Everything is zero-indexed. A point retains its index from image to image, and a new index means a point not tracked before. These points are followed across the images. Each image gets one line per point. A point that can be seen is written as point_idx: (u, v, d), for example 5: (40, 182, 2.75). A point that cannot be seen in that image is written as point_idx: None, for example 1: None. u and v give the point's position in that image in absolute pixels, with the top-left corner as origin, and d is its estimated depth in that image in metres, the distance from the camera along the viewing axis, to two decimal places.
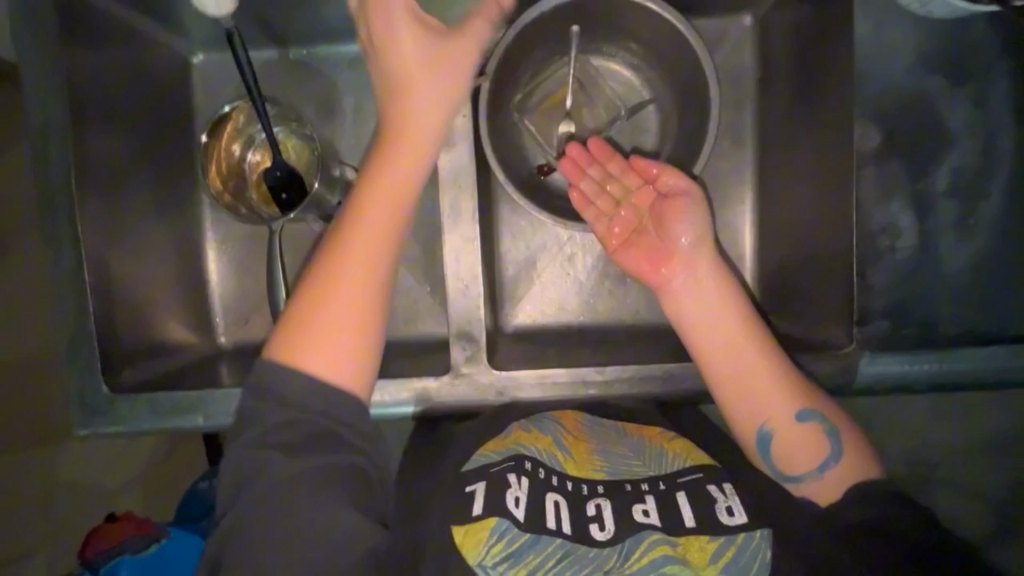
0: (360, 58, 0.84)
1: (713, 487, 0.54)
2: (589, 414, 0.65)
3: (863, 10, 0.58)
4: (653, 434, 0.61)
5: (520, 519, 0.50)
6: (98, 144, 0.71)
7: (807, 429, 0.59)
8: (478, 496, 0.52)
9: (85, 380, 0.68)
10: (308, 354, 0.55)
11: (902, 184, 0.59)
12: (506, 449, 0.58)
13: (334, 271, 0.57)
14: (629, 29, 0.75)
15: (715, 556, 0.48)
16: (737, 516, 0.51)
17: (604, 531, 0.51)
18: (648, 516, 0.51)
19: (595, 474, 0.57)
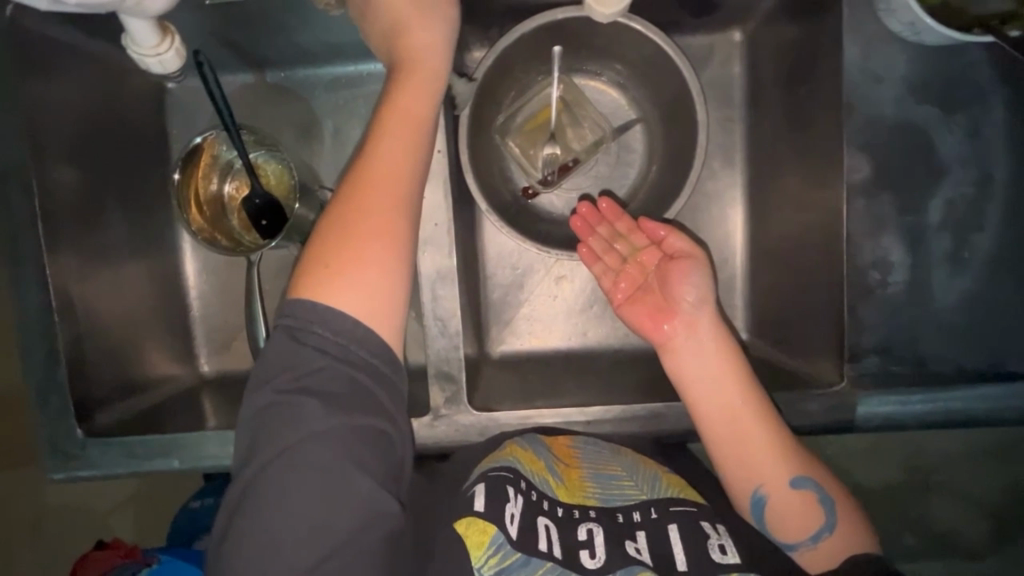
0: (338, 80, 0.82)
1: (706, 524, 0.54)
2: (583, 436, 0.65)
3: (850, 38, 0.56)
4: (646, 459, 0.62)
5: (513, 537, 0.51)
6: (68, 180, 0.70)
7: (803, 498, 0.59)
8: (479, 498, 0.53)
9: (60, 421, 0.67)
10: (338, 293, 0.50)
11: (892, 217, 0.57)
12: (501, 460, 0.59)
13: (366, 202, 0.53)
14: (614, 49, 0.73)
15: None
16: (729, 555, 0.51)
17: (594, 559, 0.51)
18: (640, 552, 0.52)
19: (588, 500, 0.58)
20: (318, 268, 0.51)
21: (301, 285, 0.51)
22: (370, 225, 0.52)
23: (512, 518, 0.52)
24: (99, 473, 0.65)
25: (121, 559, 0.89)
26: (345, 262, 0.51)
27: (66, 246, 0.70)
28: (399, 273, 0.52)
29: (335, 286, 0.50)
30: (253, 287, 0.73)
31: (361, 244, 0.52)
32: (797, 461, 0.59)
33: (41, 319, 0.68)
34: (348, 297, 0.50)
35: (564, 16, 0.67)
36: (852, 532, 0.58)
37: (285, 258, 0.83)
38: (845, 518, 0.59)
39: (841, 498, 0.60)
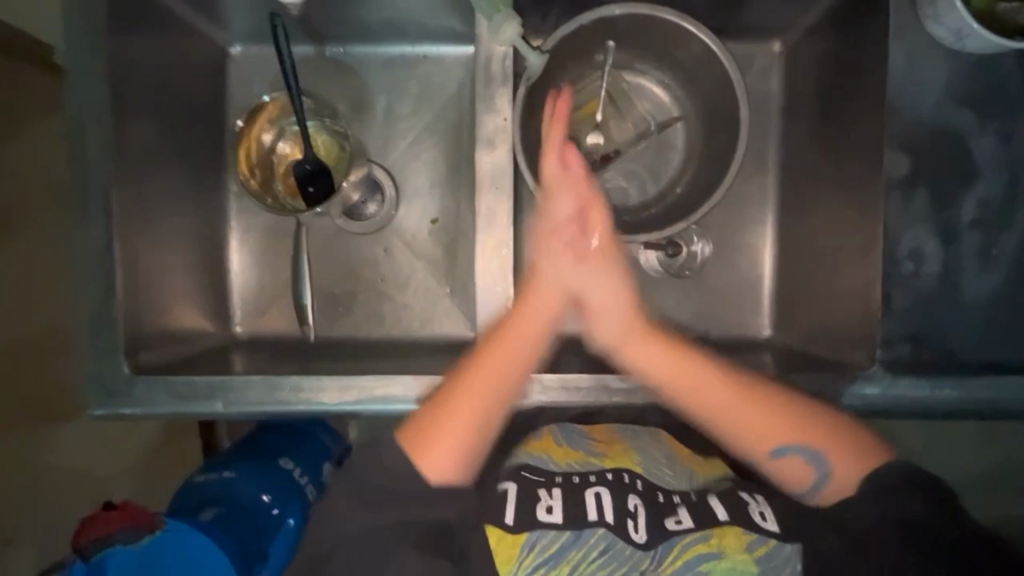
0: (396, 59, 0.85)
1: (744, 494, 0.59)
2: (619, 425, 0.70)
3: (897, 45, 0.60)
4: (683, 455, 0.68)
5: (557, 522, 0.55)
6: (137, 131, 0.72)
7: (788, 458, 0.60)
8: (509, 509, 0.56)
9: (105, 361, 0.67)
10: (434, 455, 0.58)
11: (930, 212, 0.60)
12: (536, 455, 0.64)
13: (466, 406, 0.60)
14: (666, 50, 0.76)
15: (752, 546, 0.53)
16: (769, 521, 0.56)
17: (639, 533, 0.55)
18: (681, 522, 0.55)
19: (633, 467, 0.63)
20: (422, 434, 0.59)
21: (409, 433, 0.60)
22: (467, 417, 0.60)
23: (550, 508, 0.56)
24: (143, 412, 0.66)
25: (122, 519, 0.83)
26: (442, 430, 0.59)
27: (129, 188, 0.71)
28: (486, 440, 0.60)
29: (427, 454, 0.58)
30: (302, 246, 0.76)
31: (455, 403, 0.60)
32: (779, 420, 0.60)
33: (100, 257, 0.68)
34: (436, 464, 0.58)
35: (624, 12, 0.70)
36: (862, 460, 0.59)
37: (325, 225, 0.87)
38: (846, 454, 0.59)
39: (834, 438, 0.59)
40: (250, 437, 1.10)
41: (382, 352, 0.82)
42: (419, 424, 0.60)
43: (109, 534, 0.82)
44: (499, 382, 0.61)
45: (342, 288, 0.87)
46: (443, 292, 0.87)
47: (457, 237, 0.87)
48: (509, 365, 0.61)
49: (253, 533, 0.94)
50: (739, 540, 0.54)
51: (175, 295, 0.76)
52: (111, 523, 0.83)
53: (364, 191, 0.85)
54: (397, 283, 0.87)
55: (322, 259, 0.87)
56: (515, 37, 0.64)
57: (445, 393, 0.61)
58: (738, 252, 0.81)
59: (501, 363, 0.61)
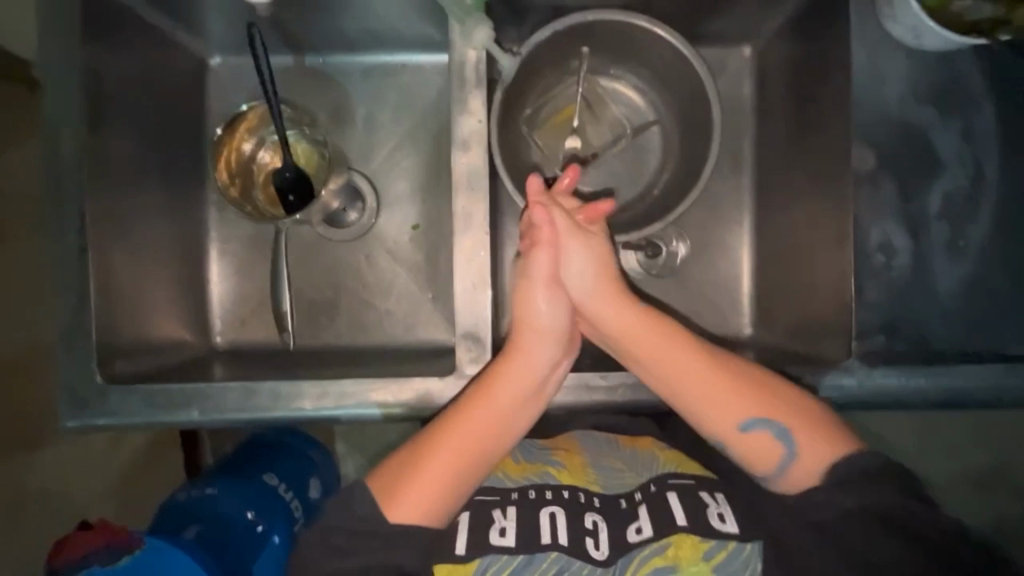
0: (375, 69, 0.86)
1: (704, 494, 0.61)
2: (581, 432, 0.69)
3: (859, 45, 0.62)
4: (645, 445, 0.67)
5: (509, 545, 0.58)
6: (114, 141, 0.72)
7: (755, 434, 0.59)
8: (462, 537, 0.60)
9: (78, 371, 0.66)
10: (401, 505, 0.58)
11: (898, 206, 0.62)
12: (493, 480, 0.65)
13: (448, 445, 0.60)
14: (640, 55, 0.78)
15: (708, 555, 0.56)
16: (728, 523, 0.58)
17: (599, 550, 0.57)
18: (640, 533, 0.58)
19: (591, 485, 0.63)
20: (394, 484, 0.59)
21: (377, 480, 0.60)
22: (442, 465, 0.60)
23: (503, 531, 0.59)
24: (116, 422, 0.65)
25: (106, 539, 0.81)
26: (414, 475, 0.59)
27: (104, 196, 0.71)
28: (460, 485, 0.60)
29: (397, 508, 0.58)
30: (281, 250, 0.75)
31: (422, 475, 0.59)
32: (737, 391, 0.60)
33: (74, 268, 0.67)
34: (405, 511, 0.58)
35: (595, 18, 0.71)
36: (828, 443, 0.58)
37: (307, 233, 0.87)
38: (807, 436, 0.58)
39: (796, 418, 0.59)
40: (235, 454, 1.08)
41: (364, 359, 0.81)
42: (395, 477, 0.60)
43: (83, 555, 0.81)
44: (480, 420, 0.60)
45: (324, 295, 0.86)
46: (425, 298, 0.87)
47: (439, 242, 0.87)
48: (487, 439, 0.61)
49: (235, 552, 0.93)
50: (695, 549, 0.56)
51: (152, 303, 0.75)
52: (86, 544, 0.81)
53: (343, 199, 0.86)
54: (379, 290, 0.87)
55: (305, 266, 0.87)
56: (486, 40, 0.66)
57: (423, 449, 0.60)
58: (716, 251, 0.82)
59: (477, 438, 0.60)
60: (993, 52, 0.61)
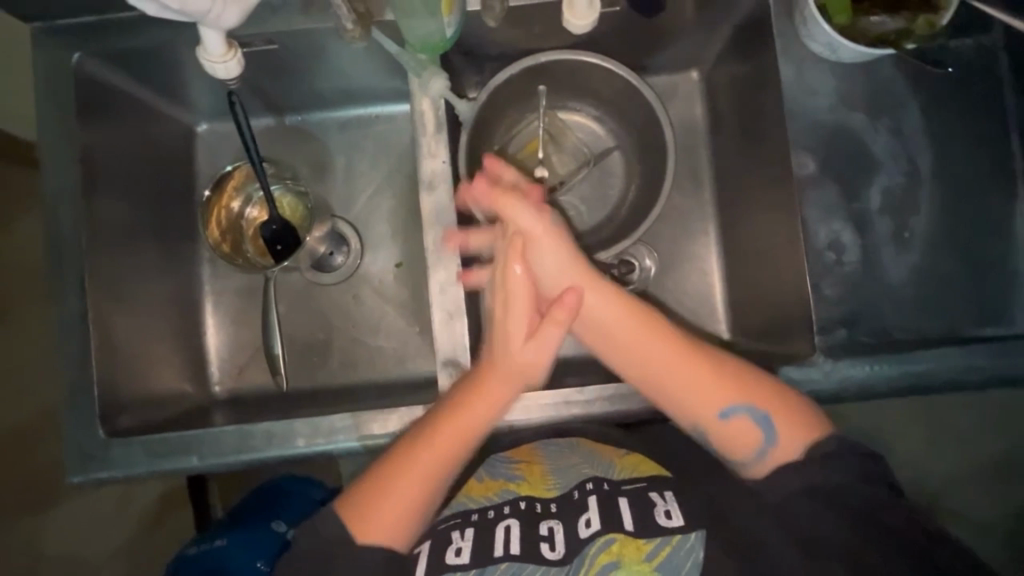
0: (351, 122, 0.92)
1: (654, 494, 0.60)
2: (545, 441, 0.70)
3: (786, 63, 0.67)
4: (603, 449, 0.68)
5: (464, 563, 0.57)
6: (109, 209, 0.77)
7: (737, 420, 0.60)
8: (422, 559, 0.60)
9: (83, 427, 0.70)
10: (372, 527, 0.58)
11: (840, 205, 0.66)
12: (456, 505, 0.65)
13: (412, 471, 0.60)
14: (592, 87, 0.83)
15: (651, 554, 0.54)
16: (675, 519, 0.57)
17: (554, 552, 0.56)
18: (590, 526, 0.57)
19: (548, 492, 0.63)
20: (365, 507, 0.59)
21: (348, 505, 0.60)
22: (409, 484, 0.60)
23: (458, 550, 0.58)
24: (120, 473, 0.68)
25: None
26: (384, 494, 0.59)
27: (102, 261, 0.76)
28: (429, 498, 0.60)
29: (368, 529, 0.58)
30: (270, 296, 0.79)
31: (387, 496, 0.59)
32: (723, 386, 0.60)
33: (76, 329, 0.72)
34: (379, 530, 0.58)
35: (546, 59, 0.77)
36: (805, 427, 0.59)
37: (295, 280, 0.91)
38: (786, 420, 0.59)
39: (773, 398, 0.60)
40: (249, 503, 1.06)
41: (358, 395, 0.84)
42: (358, 499, 0.60)
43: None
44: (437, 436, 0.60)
45: (317, 337, 0.90)
46: (413, 331, 0.90)
47: (423, 277, 0.92)
48: (450, 453, 0.60)
49: None
50: (639, 551, 0.54)
51: (151, 358, 0.79)
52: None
53: (329, 244, 0.90)
54: (368, 327, 0.90)
55: (297, 312, 0.91)
56: (443, 89, 0.71)
57: (389, 470, 0.60)
58: (686, 263, 0.86)
59: (439, 455, 0.60)
60: (911, 57, 0.66)
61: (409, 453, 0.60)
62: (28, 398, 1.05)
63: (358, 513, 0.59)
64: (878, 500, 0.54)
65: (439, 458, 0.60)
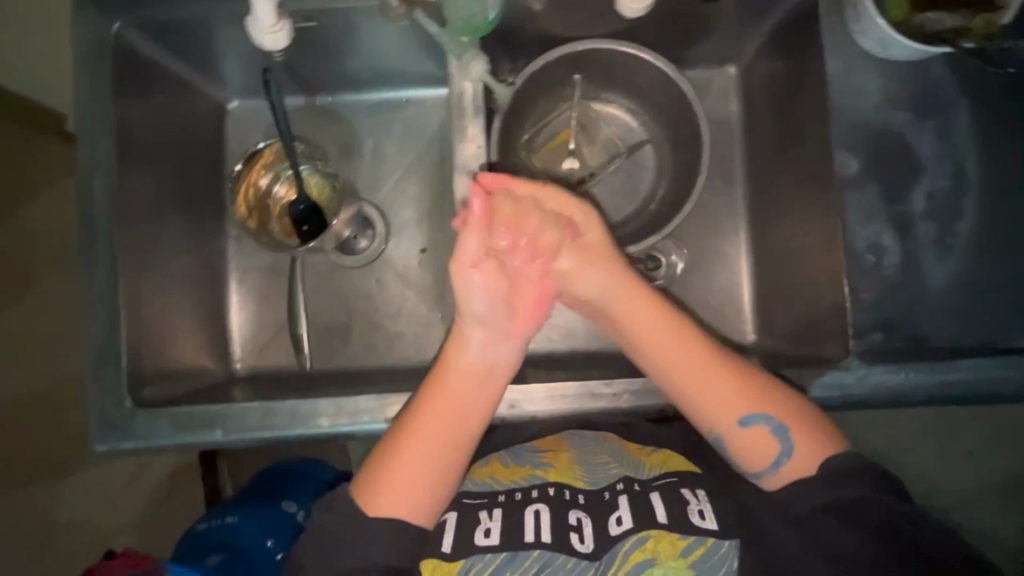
0: (381, 105, 0.92)
1: (685, 491, 0.60)
2: (573, 432, 0.68)
3: (834, 59, 0.66)
4: (632, 446, 0.67)
5: (493, 544, 0.57)
6: (140, 181, 0.77)
7: (754, 429, 0.61)
8: (450, 532, 0.60)
9: (109, 397, 0.70)
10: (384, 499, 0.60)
11: (883, 207, 0.64)
12: (480, 481, 0.65)
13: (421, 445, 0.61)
14: (628, 78, 0.82)
15: (687, 551, 0.55)
16: (707, 520, 0.58)
17: (583, 543, 0.57)
18: (621, 524, 0.57)
19: (577, 480, 0.63)
20: (376, 480, 0.60)
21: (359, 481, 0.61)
22: (420, 461, 0.61)
23: (487, 531, 0.59)
24: (144, 444, 0.68)
25: None
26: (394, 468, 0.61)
27: (133, 232, 0.76)
28: (440, 477, 0.61)
29: (379, 499, 0.60)
30: (297, 277, 0.79)
31: (396, 471, 0.60)
32: (743, 393, 0.62)
33: (106, 299, 0.72)
34: (391, 502, 0.60)
35: (585, 48, 0.76)
36: (818, 440, 0.60)
37: (320, 261, 0.91)
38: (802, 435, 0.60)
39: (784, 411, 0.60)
40: (254, 484, 1.09)
41: (378, 378, 0.84)
42: (377, 471, 0.61)
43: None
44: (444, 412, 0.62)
45: (338, 320, 0.90)
46: (434, 317, 0.90)
47: (446, 264, 0.91)
48: (457, 406, 0.63)
49: None
50: (673, 546, 0.55)
51: (176, 331, 0.79)
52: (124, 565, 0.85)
53: (354, 228, 0.90)
54: (389, 312, 0.90)
55: (320, 293, 0.91)
56: (483, 74, 0.70)
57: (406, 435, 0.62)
58: (714, 261, 0.85)
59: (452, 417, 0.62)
60: (964, 58, 0.65)
61: (418, 412, 0.62)
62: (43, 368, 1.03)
63: (371, 486, 0.61)
64: (888, 507, 0.55)
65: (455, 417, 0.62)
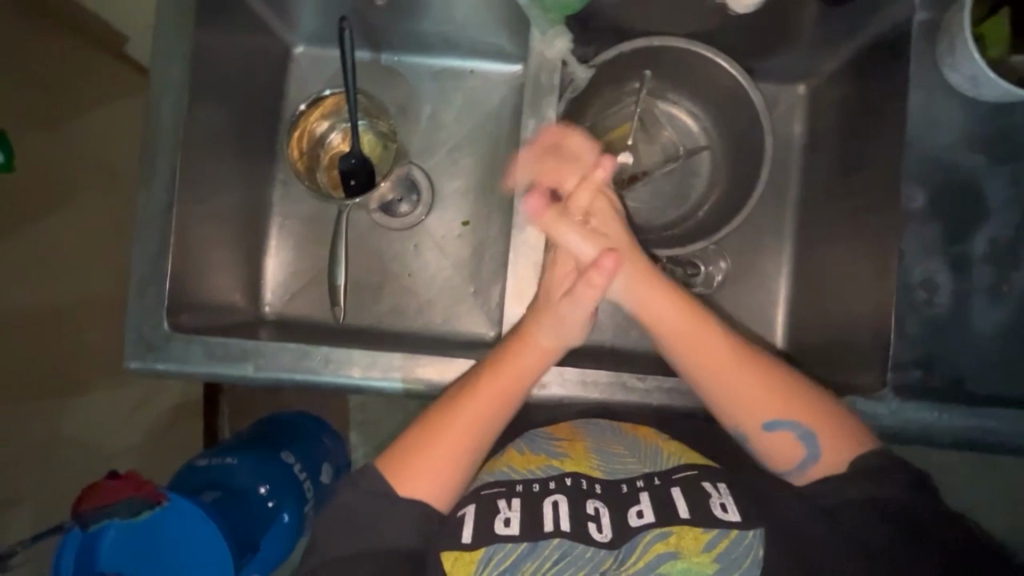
0: (445, 72, 0.91)
1: (707, 485, 0.58)
2: (594, 421, 0.69)
3: (918, 89, 0.65)
4: (648, 435, 0.66)
5: (514, 534, 0.55)
6: (205, 110, 0.77)
7: (778, 435, 0.61)
8: (468, 524, 0.57)
9: (147, 316, 0.70)
10: (411, 479, 0.59)
11: (942, 245, 0.64)
12: (496, 473, 0.63)
13: (456, 424, 0.62)
14: (700, 81, 0.81)
15: (710, 546, 0.53)
16: (731, 512, 0.55)
17: (602, 533, 0.55)
18: (642, 517, 0.55)
19: (593, 471, 0.61)
20: (407, 459, 0.60)
21: (388, 458, 0.61)
22: (450, 441, 0.61)
23: (507, 520, 0.56)
24: (176, 368, 0.69)
25: (131, 491, 0.79)
26: (426, 447, 0.61)
27: (191, 160, 0.76)
28: (468, 458, 0.61)
29: (406, 480, 0.59)
30: (343, 229, 0.79)
31: (429, 451, 0.60)
32: (772, 396, 0.62)
33: (157, 220, 0.72)
34: (419, 483, 0.59)
35: (662, 44, 0.75)
36: (846, 444, 0.60)
37: (361, 219, 0.91)
38: (830, 445, 0.60)
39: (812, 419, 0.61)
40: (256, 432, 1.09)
41: (403, 341, 0.85)
42: (403, 448, 0.61)
43: (108, 504, 0.78)
44: (485, 394, 0.62)
45: (370, 279, 0.90)
46: (467, 292, 0.90)
47: (486, 240, 0.91)
48: (504, 394, 0.63)
49: (246, 522, 0.92)
50: (697, 542, 0.53)
51: (216, 265, 0.80)
52: (111, 494, 0.78)
53: (400, 191, 0.91)
54: (422, 280, 0.90)
55: (359, 250, 0.90)
56: (565, 51, 0.71)
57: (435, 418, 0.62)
58: (753, 277, 0.85)
59: (487, 404, 0.62)
60: None
61: (463, 398, 0.62)
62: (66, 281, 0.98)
63: (399, 463, 0.61)
64: (909, 503, 0.54)
65: (488, 402, 0.63)
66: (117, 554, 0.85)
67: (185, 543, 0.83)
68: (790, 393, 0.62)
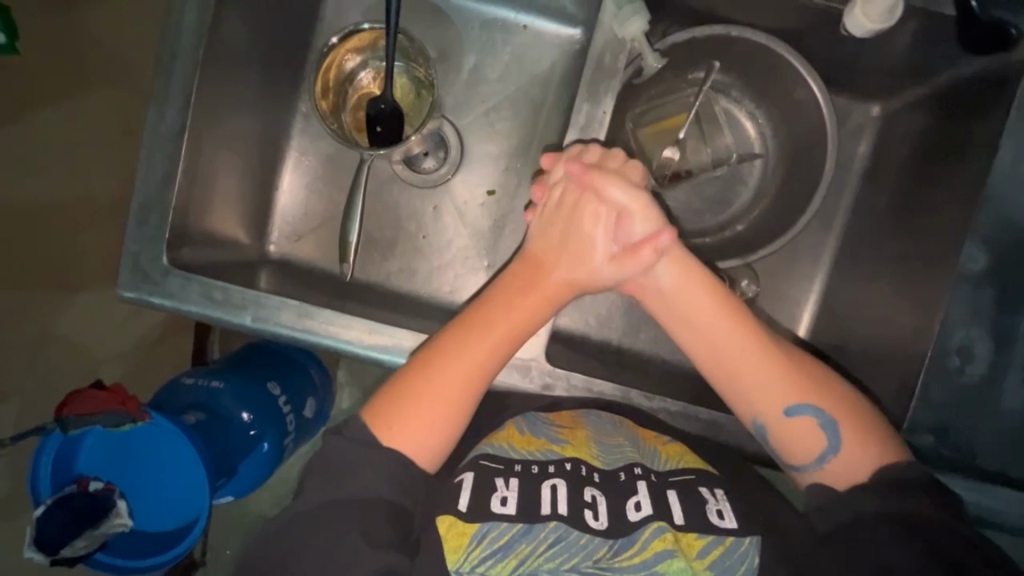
0: (495, 23, 0.84)
1: (703, 490, 0.58)
2: (590, 410, 0.69)
3: (1010, 143, 0.60)
4: (648, 437, 0.66)
5: (510, 513, 0.54)
6: (230, 26, 0.70)
7: (805, 418, 0.61)
8: (466, 491, 0.57)
9: (146, 246, 0.67)
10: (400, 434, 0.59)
11: (991, 315, 0.60)
12: (495, 445, 0.63)
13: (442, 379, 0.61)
14: (771, 84, 0.74)
15: (703, 553, 0.52)
16: (726, 519, 0.55)
17: (598, 521, 0.54)
18: (640, 509, 0.55)
19: (593, 459, 0.61)
20: (390, 415, 0.60)
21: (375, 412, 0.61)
22: (432, 404, 0.60)
23: (504, 500, 0.55)
24: (172, 305, 0.67)
25: (114, 403, 0.75)
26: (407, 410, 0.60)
27: (209, 82, 0.70)
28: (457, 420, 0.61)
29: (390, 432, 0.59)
30: (362, 179, 0.73)
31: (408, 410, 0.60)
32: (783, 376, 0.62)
33: (166, 144, 0.67)
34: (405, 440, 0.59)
35: (739, 36, 0.67)
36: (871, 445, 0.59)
37: (383, 169, 0.85)
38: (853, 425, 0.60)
39: (850, 414, 0.60)
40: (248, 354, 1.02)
41: (407, 309, 0.81)
42: (386, 404, 0.61)
43: (89, 414, 0.74)
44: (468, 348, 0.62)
45: (383, 234, 0.85)
46: (481, 265, 0.85)
47: (510, 213, 0.85)
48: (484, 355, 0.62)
49: (224, 450, 0.87)
50: (691, 547, 0.52)
51: (224, 197, 0.76)
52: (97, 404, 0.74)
53: (427, 145, 0.84)
54: (438, 245, 0.85)
55: (375, 202, 0.85)
56: (639, 32, 0.64)
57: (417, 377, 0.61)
58: (779, 302, 0.81)
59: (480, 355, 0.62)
60: None
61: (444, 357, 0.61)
62: (71, 178, 0.95)
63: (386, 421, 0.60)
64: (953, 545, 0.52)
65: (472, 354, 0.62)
66: (96, 460, 0.81)
67: (165, 462, 0.80)
68: (811, 378, 0.62)
